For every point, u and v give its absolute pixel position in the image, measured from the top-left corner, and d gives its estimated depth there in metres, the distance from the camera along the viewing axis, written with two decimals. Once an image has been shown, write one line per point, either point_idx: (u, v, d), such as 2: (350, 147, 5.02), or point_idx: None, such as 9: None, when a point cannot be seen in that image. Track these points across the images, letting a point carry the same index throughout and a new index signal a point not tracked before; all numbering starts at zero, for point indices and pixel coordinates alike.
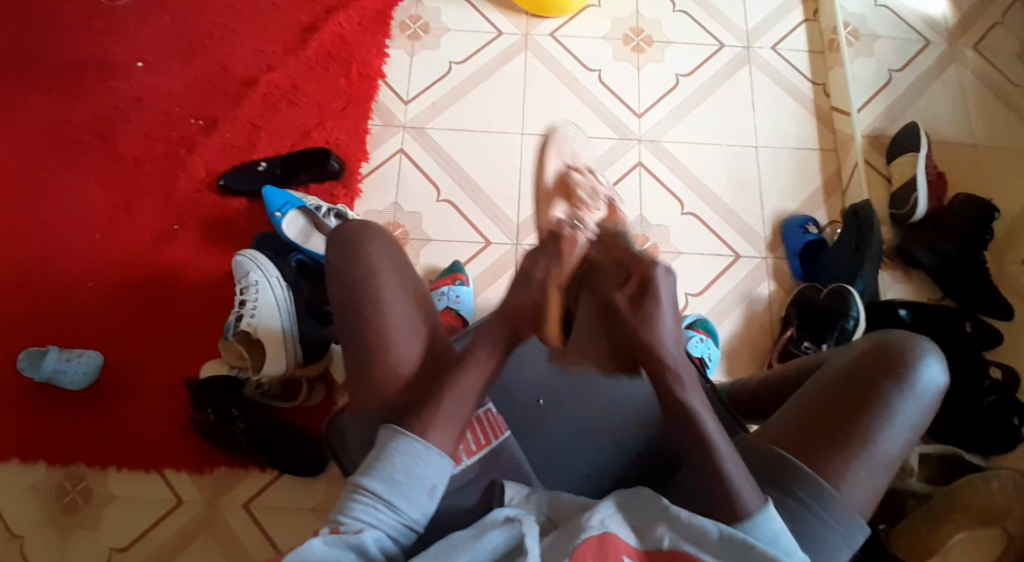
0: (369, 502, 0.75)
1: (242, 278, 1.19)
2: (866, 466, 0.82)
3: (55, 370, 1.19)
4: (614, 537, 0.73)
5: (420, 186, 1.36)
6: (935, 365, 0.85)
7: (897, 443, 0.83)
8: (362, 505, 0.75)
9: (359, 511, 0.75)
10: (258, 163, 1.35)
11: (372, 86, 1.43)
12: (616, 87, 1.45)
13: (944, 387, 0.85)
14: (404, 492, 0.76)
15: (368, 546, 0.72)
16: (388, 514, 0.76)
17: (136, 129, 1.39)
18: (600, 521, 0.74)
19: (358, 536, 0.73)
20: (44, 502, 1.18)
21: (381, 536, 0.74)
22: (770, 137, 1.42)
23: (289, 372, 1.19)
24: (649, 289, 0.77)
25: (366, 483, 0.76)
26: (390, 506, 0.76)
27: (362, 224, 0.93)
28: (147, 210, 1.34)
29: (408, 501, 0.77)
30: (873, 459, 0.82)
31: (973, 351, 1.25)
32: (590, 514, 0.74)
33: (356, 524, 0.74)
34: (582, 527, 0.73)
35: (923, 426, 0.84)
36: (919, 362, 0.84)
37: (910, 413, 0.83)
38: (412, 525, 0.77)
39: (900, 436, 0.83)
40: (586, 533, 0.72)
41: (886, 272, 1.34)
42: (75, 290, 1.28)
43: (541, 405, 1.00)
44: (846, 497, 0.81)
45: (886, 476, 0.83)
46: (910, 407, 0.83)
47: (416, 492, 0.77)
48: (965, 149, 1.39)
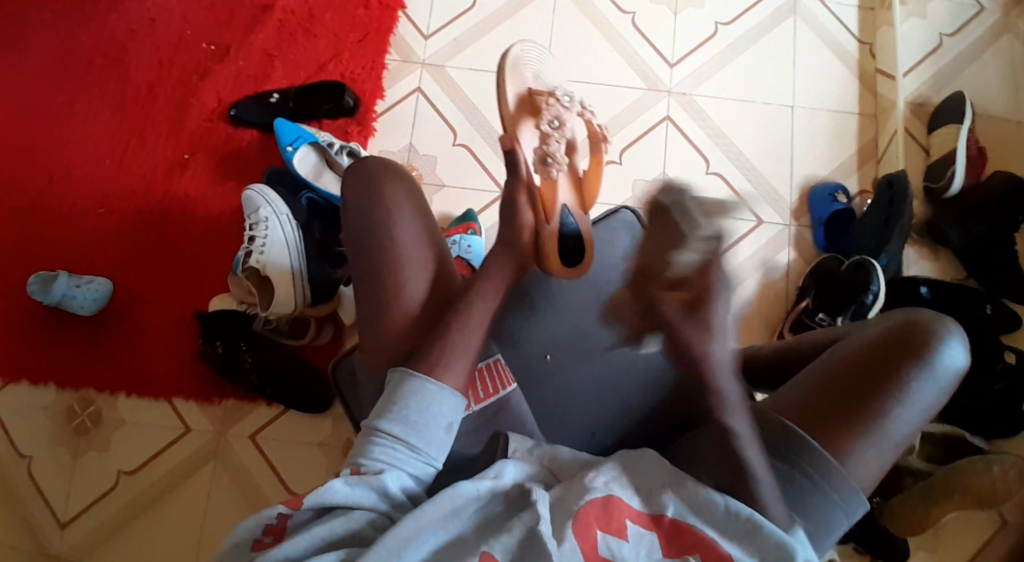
0: (387, 442, 0.76)
1: (252, 214, 1.18)
2: (876, 445, 0.80)
3: (64, 296, 1.19)
4: (618, 501, 0.73)
5: (437, 128, 1.32)
6: (957, 348, 0.83)
7: (910, 424, 0.81)
8: (381, 445, 0.76)
9: (379, 451, 0.75)
10: (271, 94, 1.31)
11: (392, 17, 1.37)
12: (651, 35, 1.38)
13: (963, 370, 0.84)
14: (423, 432, 0.77)
15: (390, 487, 0.73)
16: (409, 454, 0.76)
17: (147, 50, 1.34)
18: (604, 482, 0.74)
19: (377, 476, 0.73)
20: (55, 424, 1.20)
21: (403, 476, 0.75)
22: (805, 98, 1.35)
23: (296, 311, 1.18)
24: (703, 302, 0.74)
25: (382, 425, 0.76)
26: (409, 445, 0.76)
27: (383, 165, 0.89)
28: (158, 136, 1.31)
29: (427, 439, 0.77)
30: (883, 438, 0.80)
31: (990, 334, 1.22)
32: (594, 476, 0.75)
33: (376, 465, 0.75)
34: (586, 487, 0.74)
35: (936, 408, 0.83)
36: (942, 344, 0.82)
37: (927, 395, 0.81)
38: (433, 462, 0.77)
39: (913, 417, 0.81)
40: (590, 494, 0.73)
41: (912, 248, 1.30)
42: (85, 215, 1.27)
43: (547, 360, 0.96)
44: (851, 474, 0.80)
45: (894, 456, 0.82)
46: (927, 389, 0.81)
47: (433, 429, 0.77)
48: (1009, 125, 1.33)
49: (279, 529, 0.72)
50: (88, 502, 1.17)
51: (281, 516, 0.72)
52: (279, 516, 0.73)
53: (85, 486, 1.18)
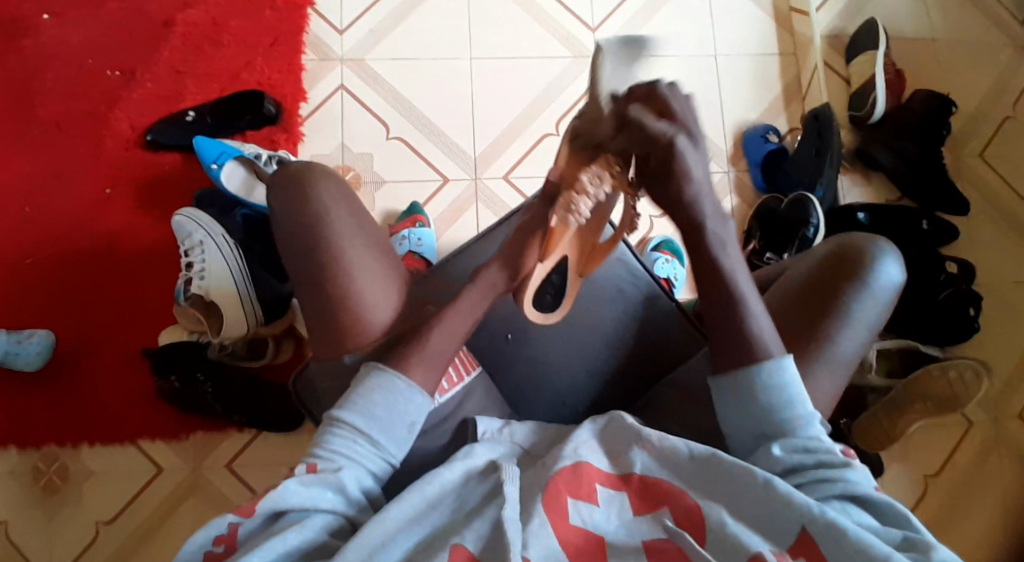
0: (347, 436, 0.77)
1: (185, 239, 1.15)
2: (826, 365, 0.83)
3: (7, 353, 1.14)
4: (586, 466, 0.75)
5: (367, 124, 1.29)
6: (891, 264, 0.86)
7: (855, 342, 0.85)
8: (341, 439, 0.77)
9: (337, 444, 0.77)
10: (186, 113, 1.27)
11: (302, 16, 1.33)
12: (567, 0, 1.37)
13: (901, 284, 0.87)
14: (385, 427, 0.78)
15: (346, 485, 0.75)
16: (367, 449, 0.77)
17: (49, 85, 1.28)
18: (574, 448, 0.76)
19: (336, 473, 0.75)
20: (21, 486, 1.16)
21: (360, 473, 0.76)
22: (726, 43, 1.37)
23: (250, 331, 1.15)
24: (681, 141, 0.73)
25: (343, 418, 0.78)
26: (370, 439, 0.77)
27: (305, 166, 0.88)
28: (77, 173, 1.25)
29: (387, 435, 0.78)
30: (832, 358, 0.83)
31: (929, 247, 1.28)
32: (563, 445, 0.76)
33: (334, 460, 0.76)
34: (557, 458, 0.76)
35: (881, 323, 0.86)
36: (876, 261, 0.86)
37: (868, 313, 0.85)
38: (390, 459, 0.79)
39: (857, 334, 0.84)
40: (559, 463, 0.75)
41: (846, 176, 1.34)
42: (13, 268, 1.21)
43: (509, 339, 0.97)
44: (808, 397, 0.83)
45: (846, 375, 0.85)
46: (867, 305, 0.85)
47: (395, 426, 0.79)
48: (922, 43, 1.37)
49: (230, 539, 0.70)
50: (68, 560, 1.14)
51: (232, 526, 0.70)
52: (231, 526, 0.70)
53: (63, 545, 1.14)
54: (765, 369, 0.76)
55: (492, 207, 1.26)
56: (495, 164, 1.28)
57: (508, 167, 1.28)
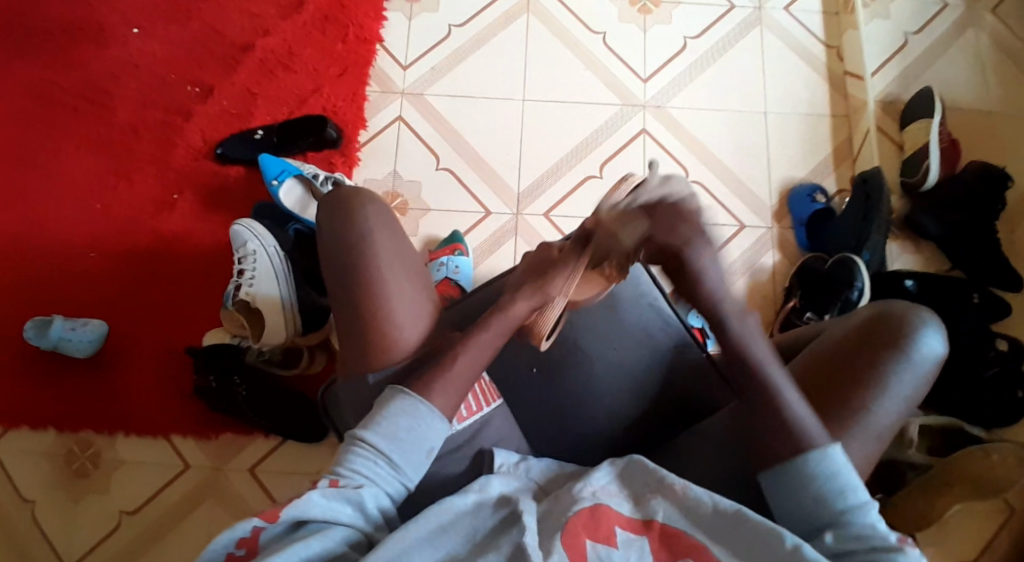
0: (369, 456, 0.78)
1: (240, 247, 1.19)
2: (859, 436, 0.81)
3: (60, 338, 1.21)
4: (605, 509, 0.75)
5: (419, 154, 1.35)
6: (935, 336, 0.83)
7: (892, 413, 0.82)
8: (362, 459, 0.78)
9: (359, 465, 0.78)
10: (255, 132, 1.34)
11: (369, 50, 1.41)
12: (622, 52, 1.41)
13: (943, 358, 0.84)
14: (406, 451, 0.79)
15: (366, 504, 0.75)
16: (388, 472, 0.78)
17: (133, 97, 1.38)
18: (592, 492, 0.77)
19: (357, 491, 0.75)
20: (55, 467, 1.21)
21: (379, 494, 0.77)
22: (779, 102, 1.38)
23: (288, 341, 1.19)
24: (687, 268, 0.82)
25: (366, 438, 0.79)
26: (390, 463, 0.79)
27: (352, 189, 0.93)
28: (147, 178, 1.34)
29: (407, 460, 0.79)
30: (866, 429, 0.81)
31: (977, 321, 1.22)
32: (581, 488, 0.77)
33: (355, 478, 0.77)
34: (574, 499, 0.76)
35: (920, 397, 0.83)
36: (920, 333, 0.83)
37: (906, 386, 0.82)
38: (408, 483, 0.80)
39: (894, 406, 0.82)
40: (578, 504, 0.75)
41: (894, 243, 1.32)
42: (78, 260, 1.29)
43: (533, 372, 0.98)
44: None
45: (879, 446, 0.83)
46: (907, 378, 0.82)
47: (415, 452, 0.80)
48: (981, 115, 1.35)
49: (253, 542, 0.71)
50: (90, 542, 1.17)
51: (256, 529, 0.71)
52: (255, 529, 0.71)
53: (86, 529, 1.18)
54: (813, 457, 0.75)
55: (530, 241, 1.29)
56: (538, 201, 1.31)
57: (550, 205, 1.31)
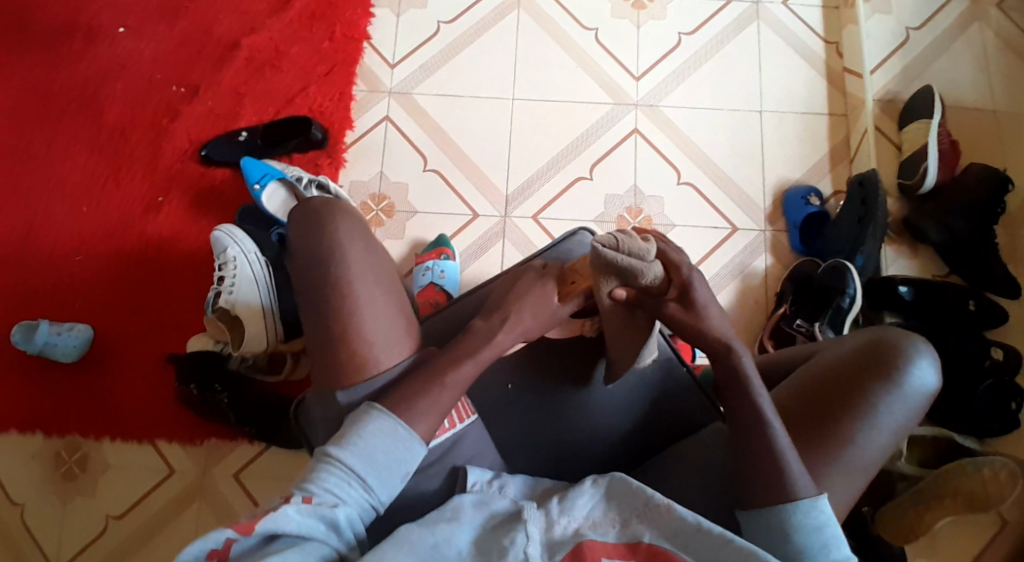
0: (343, 476, 0.76)
1: (220, 254, 1.18)
2: (846, 466, 0.81)
3: (46, 344, 1.21)
4: (592, 542, 0.74)
5: (406, 155, 1.32)
6: (927, 366, 0.84)
7: (879, 445, 0.82)
8: (336, 479, 0.76)
9: (332, 483, 0.76)
10: (239, 133, 1.33)
11: (357, 48, 1.38)
12: (615, 48, 1.38)
13: (935, 390, 0.85)
14: (381, 473, 0.78)
15: (340, 521, 0.73)
16: (360, 492, 0.77)
17: (118, 96, 1.36)
18: (575, 529, 0.76)
19: (333, 509, 0.74)
20: (44, 470, 1.21)
21: (352, 513, 0.75)
22: (775, 101, 1.35)
23: (271, 347, 1.18)
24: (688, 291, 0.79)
25: (341, 458, 0.77)
26: (364, 483, 0.77)
27: (325, 203, 0.92)
28: (133, 180, 1.32)
29: (382, 481, 0.78)
30: (853, 460, 0.81)
31: (973, 329, 1.20)
32: (552, 528, 0.76)
33: (329, 497, 0.75)
34: (554, 542, 0.74)
35: (907, 429, 0.84)
36: (912, 363, 0.84)
37: (897, 415, 0.83)
38: (379, 505, 0.78)
39: (882, 438, 0.82)
40: (556, 551, 0.73)
41: (891, 247, 1.29)
42: (64, 262, 1.28)
43: (509, 389, 0.96)
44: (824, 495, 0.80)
45: (864, 478, 0.82)
46: (897, 410, 0.83)
47: (390, 472, 0.79)
48: (983, 114, 1.31)
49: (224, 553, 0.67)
50: (80, 545, 1.18)
51: (228, 541, 0.67)
52: (227, 541, 0.67)
53: (75, 532, 1.18)
54: (803, 506, 0.75)
55: (518, 245, 1.27)
56: (526, 203, 1.29)
57: (538, 208, 1.29)
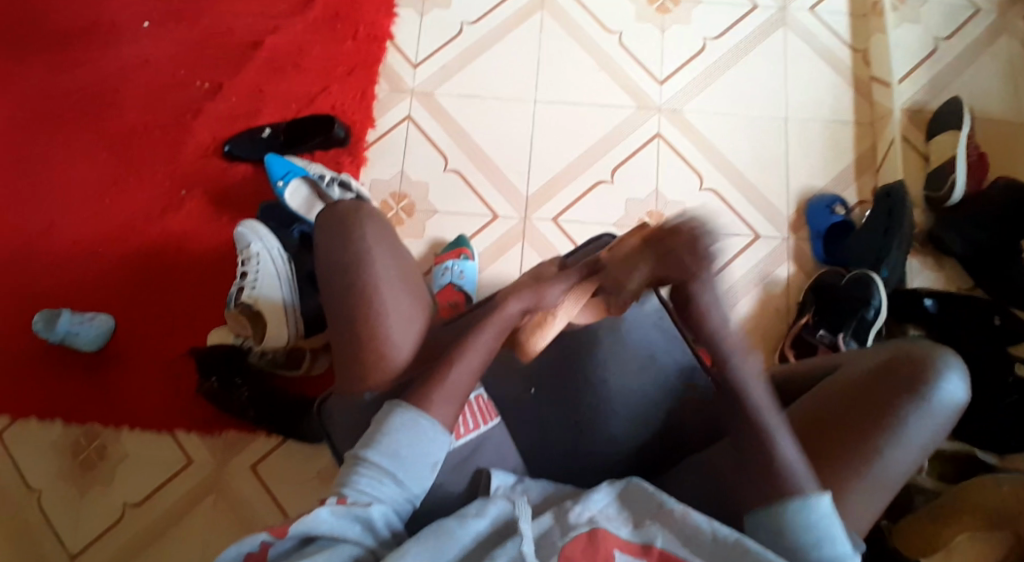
0: (374, 475, 0.77)
1: (243, 250, 1.19)
2: (871, 481, 0.80)
3: (67, 333, 1.22)
4: (604, 531, 0.73)
5: (427, 155, 1.33)
6: (956, 382, 0.83)
7: (905, 461, 0.81)
8: (369, 479, 0.77)
9: (365, 484, 0.77)
10: (262, 130, 1.33)
11: (380, 48, 1.39)
12: (637, 52, 1.37)
13: (964, 407, 0.83)
14: (412, 468, 0.79)
15: (375, 521, 0.74)
16: (393, 489, 0.78)
17: (144, 92, 1.38)
18: (589, 517, 0.75)
19: (366, 509, 0.74)
20: (62, 460, 1.22)
21: (387, 511, 0.76)
22: (799, 109, 1.34)
23: (291, 343, 1.18)
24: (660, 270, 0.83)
25: (371, 458, 0.78)
26: (395, 480, 0.78)
27: (352, 205, 0.93)
28: (157, 174, 1.34)
29: (412, 475, 0.79)
30: (878, 475, 0.80)
31: (997, 344, 1.18)
32: (570, 513, 0.75)
33: (363, 497, 0.76)
34: (572, 525, 0.74)
35: (935, 445, 0.82)
36: (939, 377, 0.83)
37: (925, 430, 0.81)
38: (414, 499, 0.79)
39: (909, 453, 0.81)
40: (575, 529, 0.74)
41: (915, 259, 1.27)
42: (88, 255, 1.30)
43: (530, 393, 0.97)
44: (848, 511, 0.79)
45: (890, 494, 0.81)
46: (924, 424, 0.81)
47: (420, 465, 0.79)
48: (1012, 125, 1.29)
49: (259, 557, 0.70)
50: (95, 533, 1.19)
51: (264, 545, 0.71)
52: (262, 545, 0.71)
53: (91, 521, 1.19)
54: (801, 506, 0.74)
55: (537, 247, 1.27)
56: (546, 206, 1.29)
57: (558, 210, 1.28)
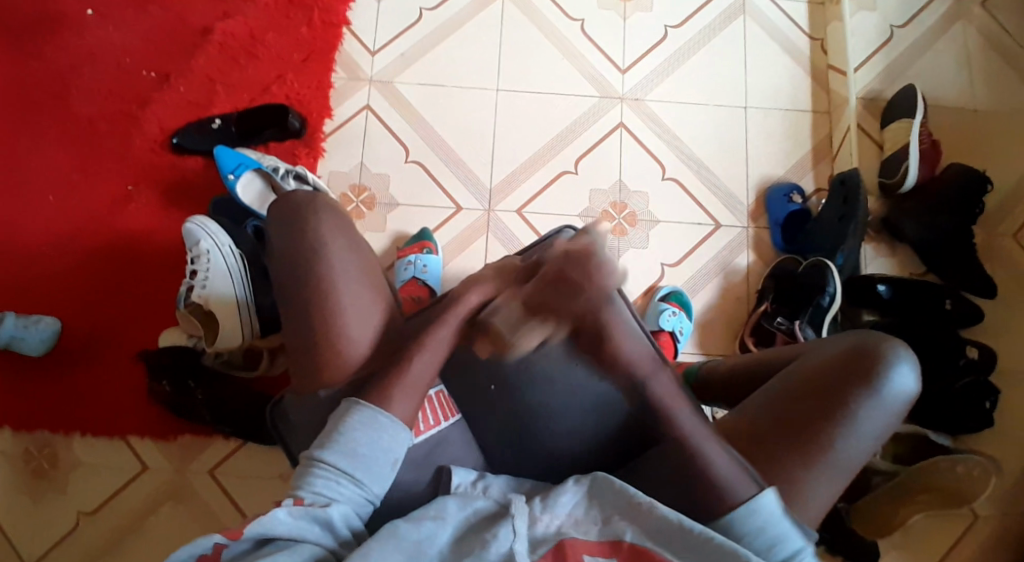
0: (331, 476, 0.76)
1: (192, 247, 1.15)
2: (826, 471, 0.81)
3: (13, 336, 1.17)
4: (571, 541, 0.73)
5: (387, 146, 1.30)
6: (908, 371, 0.85)
7: (860, 450, 0.83)
8: (325, 479, 0.76)
9: (321, 484, 0.75)
10: (212, 121, 1.28)
11: (336, 35, 1.34)
12: (600, 40, 1.36)
13: (914, 396, 0.86)
14: (368, 466, 0.77)
15: (334, 521, 0.73)
16: (351, 488, 0.76)
17: (86, 81, 1.31)
18: (556, 528, 0.75)
19: (324, 509, 0.73)
20: (11, 469, 1.17)
21: (346, 510, 0.75)
22: (760, 98, 1.35)
23: (246, 342, 1.16)
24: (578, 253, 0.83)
25: (325, 458, 0.77)
26: (353, 479, 0.76)
27: (308, 197, 0.90)
28: (103, 168, 1.28)
29: (370, 473, 0.77)
30: (833, 465, 0.82)
31: (951, 326, 1.22)
32: (536, 525, 0.74)
33: (320, 497, 0.74)
34: (537, 539, 0.73)
35: (888, 433, 0.84)
36: (892, 369, 0.84)
37: (879, 420, 0.83)
38: (372, 497, 0.78)
39: (863, 442, 0.83)
40: (540, 546, 0.73)
41: (870, 245, 1.30)
42: (30, 254, 1.24)
43: (492, 390, 0.92)
44: (805, 499, 0.81)
45: (845, 483, 0.83)
46: (878, 414, 0.83)
47: (378, 463, 0.78)
48: (963, 114, 1.33)
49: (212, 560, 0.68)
50: (49, 544, 1.14)
51: (217, 545, 0.68)
52: (216, 546, 0.68)
53: (45, 531, 1.15)
54: (744, 512, 0.77)
55: (501, 240, 1.25)
56: (510, 198, 1.27)
57: (522, 202, 1.27)
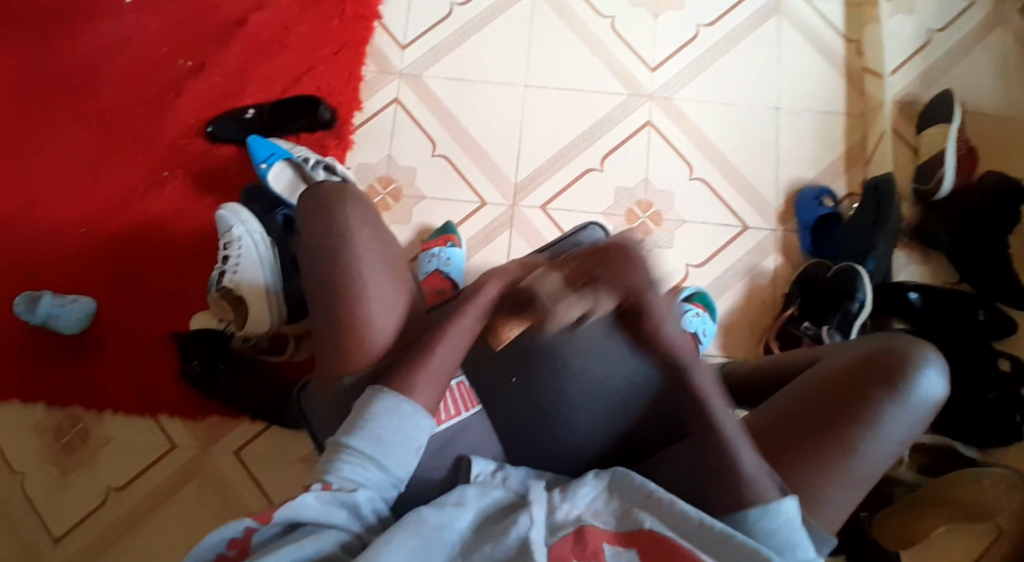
0: (358, 462, 0.76)
1: (225, 233, 1.17)
2: (846, 475, 0.80)
3: (49, 315, 1.20)
4: (591, 528, 0.73)
5: (415, 139, 1.31)
6: (934, 378, 0.83)
7: (882, 455, 0.81)
8: (352, 465, 0.76)
9: (349, 470, 0.76)
10: (246, 111, 1.31)
11: (368, 28, 1.36)
12: (630, 37, 1.35)
13: (940, 402, 0.84)
14: (394, 453, 0.78)
15: (361, 506, 0.74)
16: (378, 474, 0.77)
17: (127, 70, 1.35)
18: (576, 516, 0.75)
19: (352, 495, 0.74)
20: (44, 443, 1.21)
21: (373, 496, 0.76)
22: (791, 99, 1.33)
23: (273, 329, 1.18)
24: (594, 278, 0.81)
25: (352, 445, 0.77)
26: (380, 466, 0.77)
27: (334, 186, 0.92)
28: (140, 154, 1.31)
29: (396, 460, 0.78)
30: (853, 469, 0.80)
31: (976, 341, 1.18)
32: (557, 512, 0.74)
33: (348, 483, 0.75)
34: (558, 524, 0.73)
35: (911, 439, 0.83)
36: (919, 374, 0.83)
37: (902, 427, 0.82)
38: (399, 482, 0.78)
39: (886, 447, 0.81)
40: (562, 530, 0.73)
41: (902, 252, 1.27)
42: (69, 235, 1.28)
43: (511, 382, 0.93)
44: (823, 502, 0.80)
45: (865, 488, 0.82)
46: (902, 420, 0.82)
47: (403, 450, 0.79)
48: (1003, 120, 1.29)
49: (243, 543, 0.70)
50: (76, 518, 1.18)
51: (247, 531, 0.70)
52: (246, 530, 0.70)
53: (74, 505, 1.19)
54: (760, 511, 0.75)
55: (525, 235, 1.26)
56: (534, 193, 1.28)
57: (546, 198, 1.27)
